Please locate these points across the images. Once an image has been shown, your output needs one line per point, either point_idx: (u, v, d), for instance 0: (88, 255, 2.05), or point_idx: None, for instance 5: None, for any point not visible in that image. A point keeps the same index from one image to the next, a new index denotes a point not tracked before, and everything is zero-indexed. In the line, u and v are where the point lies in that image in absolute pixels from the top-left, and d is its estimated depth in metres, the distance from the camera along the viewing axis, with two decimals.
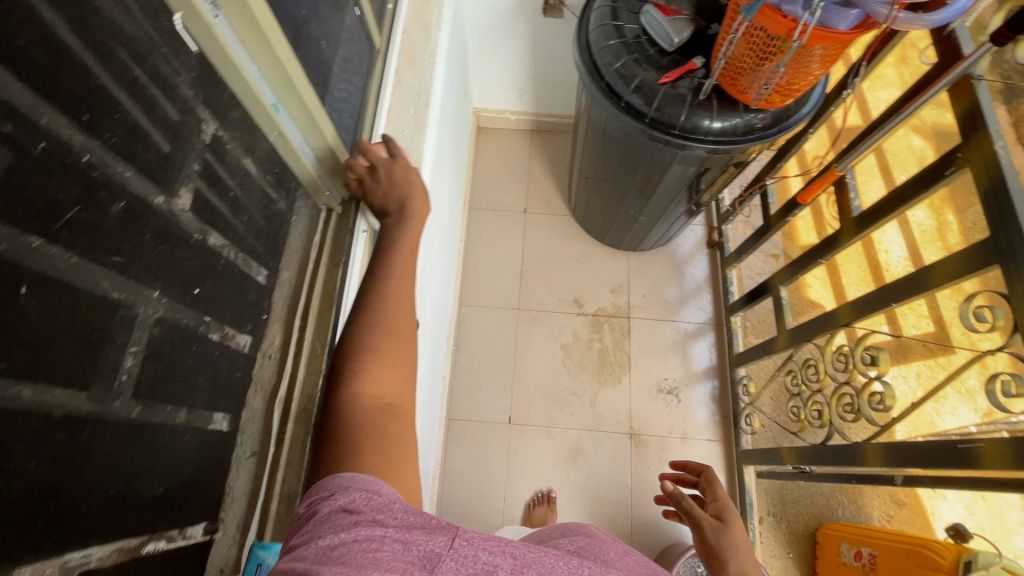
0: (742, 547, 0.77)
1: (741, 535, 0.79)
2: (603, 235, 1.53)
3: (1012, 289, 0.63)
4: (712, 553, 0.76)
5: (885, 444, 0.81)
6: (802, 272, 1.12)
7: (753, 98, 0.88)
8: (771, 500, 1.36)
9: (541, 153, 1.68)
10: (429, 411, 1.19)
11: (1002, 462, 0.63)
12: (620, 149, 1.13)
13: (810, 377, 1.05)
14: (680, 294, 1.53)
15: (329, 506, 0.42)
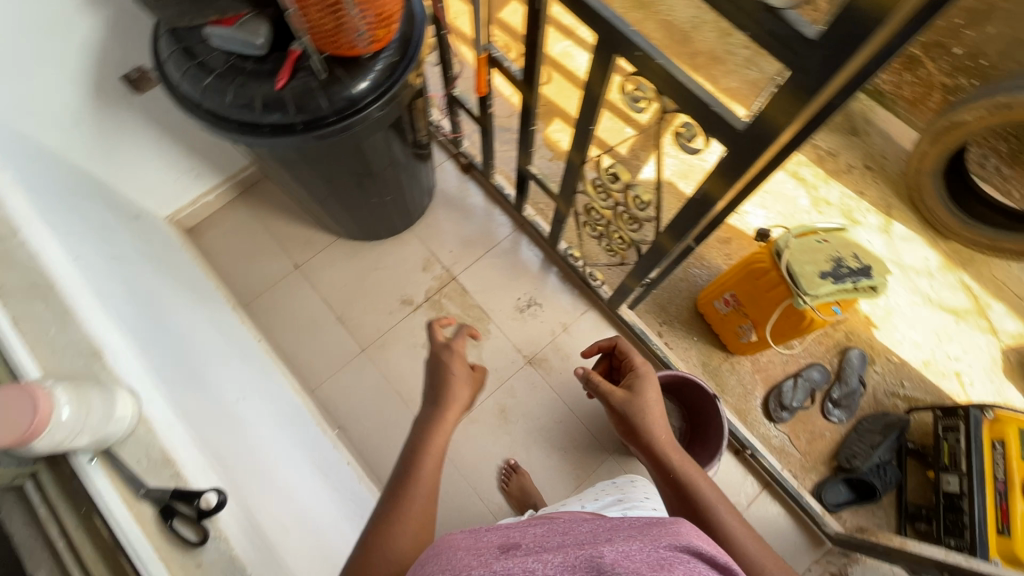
0: (652, 413, 0.89)
1: (651, 401, 0.90)
2: (376, 231, 1.47)
3: (633, 62, 0.71)
4: (632, 430, 0.89)
5: (667, 229, 0.91)
6: (531, 146, 1.16)
7: (364, 46, 0.86)
8: (655, 314, 1.51)
9: (267, 206, 1.54)
10: (351, 508, 1.12)
11: (724, 189, 0.73)
12: (308, 160, 1.06)
13: (597, 217, 1.13)
14: (476, 226, 1.55)
15: None
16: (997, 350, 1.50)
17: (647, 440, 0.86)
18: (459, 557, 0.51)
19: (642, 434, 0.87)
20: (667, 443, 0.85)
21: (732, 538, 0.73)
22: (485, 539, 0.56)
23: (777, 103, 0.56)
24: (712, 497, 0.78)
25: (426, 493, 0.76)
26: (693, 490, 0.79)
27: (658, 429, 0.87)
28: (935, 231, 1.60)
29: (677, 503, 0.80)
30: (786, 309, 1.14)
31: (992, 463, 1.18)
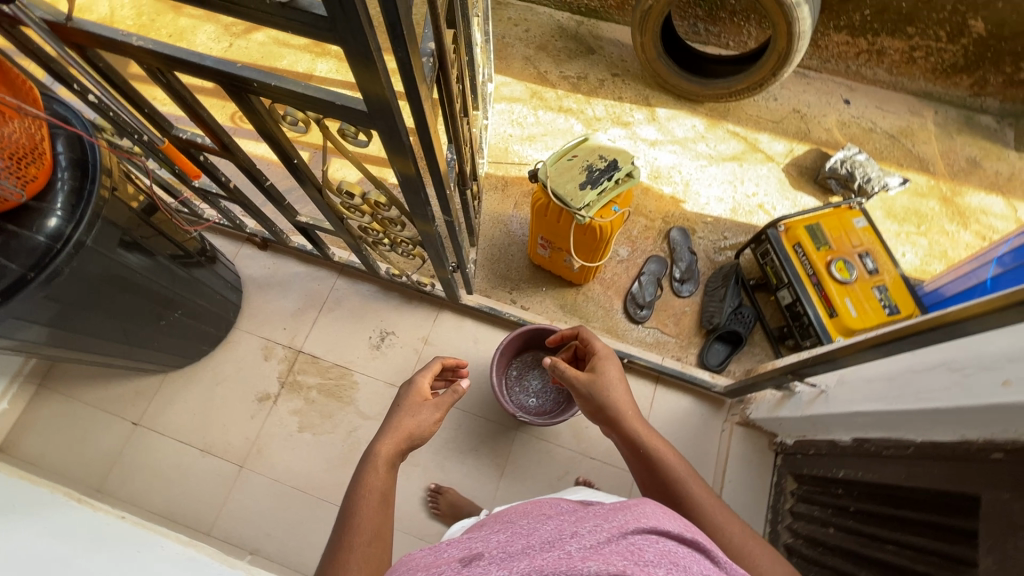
0: (616, 392, 0.91)
1: (614, 379, 0.93)
2: (196, 348, 1.39)
3: (264, 96, 0.72)
4: (601, 408, 0.91)
5: (414, 217, 0.94)
6: (281, 198, 1.15)
7: (20, 194, 0.81)
8: (500, 286, 1.54)
9: (75, 382, 1.41)
10: None
11: (409, 166, 0.76)
12: (54, 321, 0.98)
13: (374, 233, 1.12)
14: (299, 293, 1.51)
15: None
16: (780, 171, 1.70)
17: (618, 420, 0.87)
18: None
19: (611, 416, 0.89)
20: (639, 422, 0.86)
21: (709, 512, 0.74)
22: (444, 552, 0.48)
23: (361, 80, 0.59)
24: (684, 472, 0.78)
25: (369, 528, 0.71)
26: (664, 462, 0.80)
27: (625, 408, 0.88)
28: (691, 101, 1.77)
29: (652, 487, 0.80)
30: (578, 228, 1.21)
31: (801, 265, 1.33)
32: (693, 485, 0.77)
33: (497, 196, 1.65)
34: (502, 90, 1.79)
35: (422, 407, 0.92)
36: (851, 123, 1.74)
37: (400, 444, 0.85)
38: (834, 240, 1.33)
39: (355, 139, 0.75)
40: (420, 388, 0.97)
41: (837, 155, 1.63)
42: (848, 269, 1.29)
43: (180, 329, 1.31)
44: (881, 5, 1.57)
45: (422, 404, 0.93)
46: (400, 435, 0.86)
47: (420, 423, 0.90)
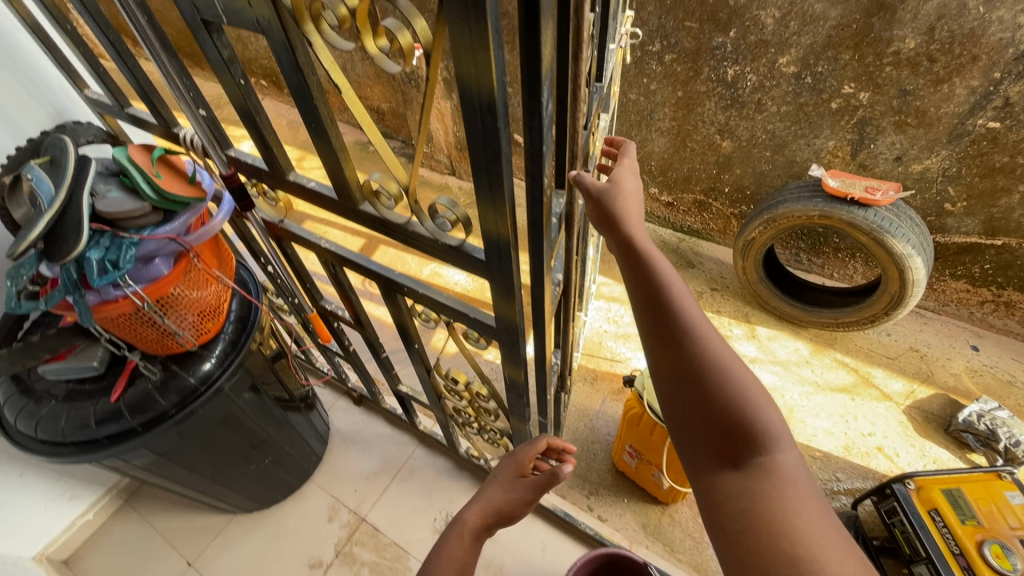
0: (628, 207, 0.65)
1: (630, 192, 0.66)
2: (270, 495, 1.41)
3: (408, 297, 0.84)
4: (601, 215, 0.65)
5: (510, 414, 0.96)
6: (391, 369, 1.25)
7: (191, 341, 0.95)
8: (578, 486, 1.45)
9: (156, 505, 1.46)
10: None
11: (520, 374, 0.80)
12: (169, 452, 1.07)
13: (466, 416, 1.15)
14: (378, 454, 1.53)
15: None
16: (901, 412, 1.54)
17: (648, 280, 0.61)
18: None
19: (638, 261, 0.61)
20: (684, 296, 0.59)
21: (752, 434, 0.51)
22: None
23: (498, 307, 0.67)
24: (734, 377, 0.54)
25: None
26: (696, 344, 0.56)
27: (666, 271, 0.60)
28: (793, 324, 1.76)
29: (671, 386, 0.57)
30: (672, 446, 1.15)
31: (942, 539, 1.12)
32: (746, 397, 0.53)
33: (586, 389, 1.65)
34: (603, 289, 1.91)
35: (519, 483, 0.84)
36: (983, 372, 1.60)
37: (486, 519, 0.79)
38: (982, 515, 1.12)
39: (475, 342, 0.83)
40: (516, 466, 0.87)
41: (971, 406, 1.47)
42: (1010, 557, 1.04)
43: (264, 473, 1.35)
44: (1004, 261, 1.52)
45: (515, 483, 0.84)
46: (484, 512, 0.79)
47: (509, 502, 0.81)
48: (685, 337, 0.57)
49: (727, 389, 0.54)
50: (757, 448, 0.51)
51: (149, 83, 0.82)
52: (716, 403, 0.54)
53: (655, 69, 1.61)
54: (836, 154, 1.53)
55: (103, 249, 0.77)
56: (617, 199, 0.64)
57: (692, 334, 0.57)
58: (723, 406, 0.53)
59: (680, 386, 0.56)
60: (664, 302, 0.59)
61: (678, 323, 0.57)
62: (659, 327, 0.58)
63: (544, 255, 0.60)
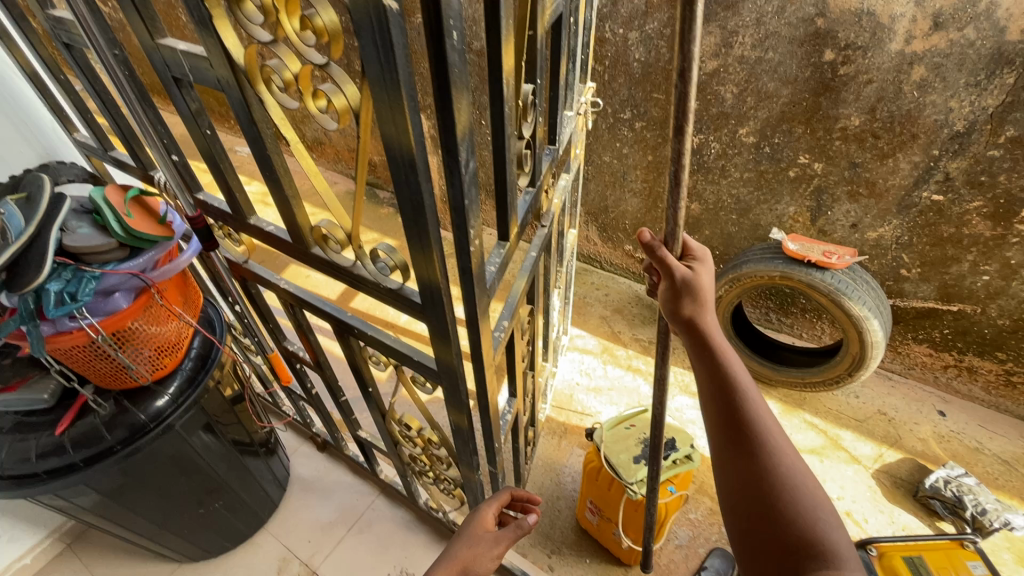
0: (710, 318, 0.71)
1: (712, 296, 0.70)
2: (219, 542, 1.36)
3: (360, 339, 0.86)
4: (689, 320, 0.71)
5: (460, 462, 0.96)
6: (351, 413, 1.24)
7: (145, 376, 0.95)
8: (540, 544, 1.41)
9: (98, 550, 1.40)
10: None
11: (464, 419, 0.81)
12: (111, 491, 1.04)
13: (421, 464, 1.14)
14: (336, 503, 1.49)
15: None
16: (869, 476, 1.53)
17: (718, 376, 0.70)
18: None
19: (710, 352, 0.71)
20: (757, 401, 0.68)
21: (821, 547, 0.55)
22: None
23: (437, 350, 0.69)
24: (801, 486, 0.61)
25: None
26: (769, 450, 0.64)
27: (736, 371, 0.70)
28: (762, 383, 1.77)
29: (739, 487, 0.64)
30: (628, 501, 1.14)
31: None
32: (812, 511, 0.58)
33: (553, 442, 1.63)
34: (577, 342, 1.93)
35: (482, 540, 0.82)
36: (950, 437, 1.60)
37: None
38: None
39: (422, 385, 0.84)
40: (482, 517, 0.87)
41: (937, 471, 1.46)
42: None
43: (214, 519, 1.30)
44: (961, 327, 1.56)
45: (483, 533, 0.83)
46: (454, 564, 0.77)
47: (477, 555, 0.79)
48: (753, 439, 0.65)
49: (788, 494, 0.60)
50: (821, 558, 0.55)
51: (131, 130, 0.87)
52: (783, 512, 0.59)
53: (627, 135, 1.71)
54: (797, 220, 1.60)
55: (63, 281, 0.79)
56: (699, 304, 0.70)
57: (762, 437, 0.65)
58: (790, 515, 0.59)
59: (749, 483, 0.63)
60: (735, 401, 0.68)
61: (746, 422, 0.66)
62: (731, 428, 0.67)
63: (479, 302, 0.63)
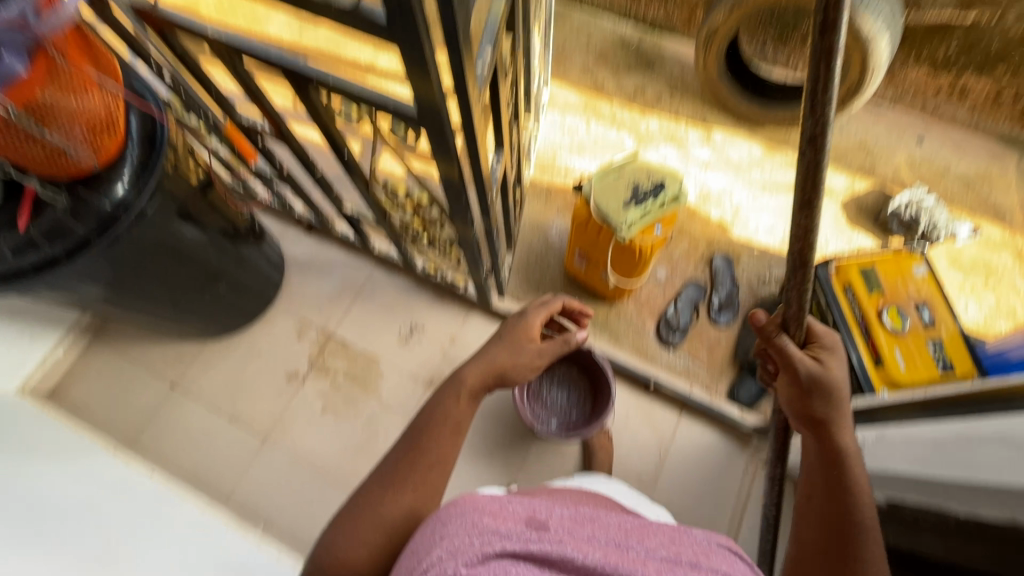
0: (840, 404, 0.81)
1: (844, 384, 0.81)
2: (237, 320, 1.45)
3: (323, 90, 0.75)
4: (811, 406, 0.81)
5: (454, 219, 0.95)
6: (331, 188, 1.19)
7: (91, 160, 0.86)
8: (533, 294, 1.54)
9: (125, 338, 1.49)
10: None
11: (453, 170, 0.77)
12: (110, 282, 1.04)
13: (413, 229, 1.15)
14: (336, 279, 1.56)
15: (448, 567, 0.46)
16: (838, 206, 1.62)
17: (830, 457, 0.80)
18: (483, 527, 0.49)
19: (821, 435, 0.81)
20: (862, 482, 0.79)
21: None
22: (501, 507, 0.53)
23: (416, 86, 0.60)
24: (872, 538, 0.75)
25: (443, 449, 0.84)
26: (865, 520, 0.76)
27: (850, 445, 0.81)
28: (749, 125, 1.72)
29: (817, 534, 0.78)
30: (616, 244, 1.20)
31: (849, 308, 1.27)
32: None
33: (538, 203, 1.64)
34: (557, 98, 1.78)
35: (523, 348, 1.00)
36: (923, 163, 1.64)
37: (488, 375, 0.95)
38: (888, 287, 1.27)
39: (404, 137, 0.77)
40: (526, 324, 1.03)
41: (902, 195, 1.55)
42: (901, 318, 1.23)
43: (225, 301, 1.36)
44: (969, 40, 1.45)
45: (523, 339, 1.01)
46: (493, 366, 0.96)
47: (513, 362, 0.98)
48: (851, 510, 0.77)
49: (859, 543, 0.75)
50: None
51: None
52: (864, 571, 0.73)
53: None
54: None
55: None
56: (830, 387, 0.80)
57: (858, 523, 0.76)
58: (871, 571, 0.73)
59: (838, 544, 0.76)
60: (839, 476, 0.79)
61: (851, 486, 0.78)
62: (831, 491, 0.79)
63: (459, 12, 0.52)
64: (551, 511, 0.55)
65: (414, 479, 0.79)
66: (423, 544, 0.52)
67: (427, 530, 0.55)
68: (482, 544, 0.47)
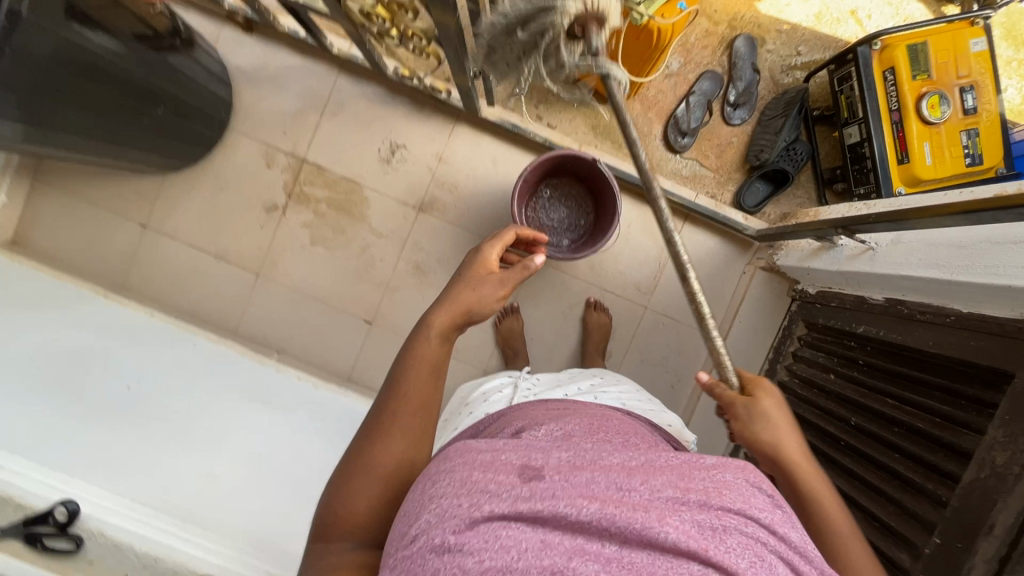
0: (787, 435, 0.69)
1: (783, 419, 0.70)
2: (193, 150, 1.27)
3: None
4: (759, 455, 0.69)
5: (433, 5, 0.74)
6: None
7: None
8: (526, 98, 1.34)
9: (71, 177, 1.32)
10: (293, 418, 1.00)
11: None
12: (31, 120, 0.84)
13: (380, 21, 0.92)
14: (295, 92, 1.33)
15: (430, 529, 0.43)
16: None
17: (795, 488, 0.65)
18: (471, 485, 0.44)
19: (785, 473, 0.67)
20: (837, 514, 0.62)
21: None
22: (491, 455, 0.47)
23: None
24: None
25: (421, 384, 0.62)
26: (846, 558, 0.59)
27: (812, 476, 0.65)
28: None
29: None
30: (629, 29, 1.01)
31: (885, 96, 1.14)
32: None
33: None
34: None
35: (486, 280, 0.72)
36: None
37: (456, 317, 0.68)
38: (936, 68, 1.11)
39: None
40: (481, 259, 0.75)
41: None
42: (941, 106, 1.10)
43: (172, 128, 1.16)
44: None
45: (482, 277, 0.73)
46: (459, 309, 0.69)
47: (480, 301, 0.70)
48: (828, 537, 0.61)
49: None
50: None
51: None
52: None
53: None
54: None
55: None
56: (768, 428, 0.69)
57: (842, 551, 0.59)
58: None
59: None
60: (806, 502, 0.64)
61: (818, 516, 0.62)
62: None
63: None
64: (545, 454, 0.48)
65: (393, 425, 0.59)
66: (408, 497, 0.47)
67: (415, 480, 0.49)
68: (470, 508, 0.42)
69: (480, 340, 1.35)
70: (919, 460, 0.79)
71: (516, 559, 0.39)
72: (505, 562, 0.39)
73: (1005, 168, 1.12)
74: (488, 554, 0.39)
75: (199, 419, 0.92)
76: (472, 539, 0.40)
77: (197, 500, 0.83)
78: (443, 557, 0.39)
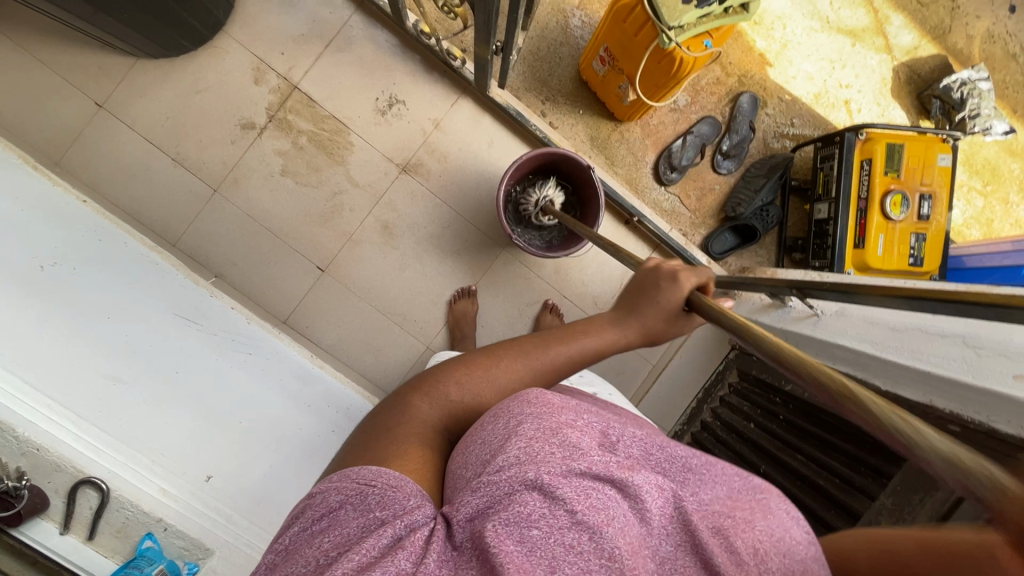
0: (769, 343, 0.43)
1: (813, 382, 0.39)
2: (179, 42, 1.18)
3: None
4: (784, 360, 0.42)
5: None
6: None
7: None
8: (535, 91, 1.35)
9: (28, 28, 1.19)
10: (225, 341, 0.95)
11: None
12: None
13: None
14: (305, 14, 1.26)
15: (507, 458, 0.39)
16: (889, 70, 1.44)
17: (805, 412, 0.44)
18: (562, 437, 0.40)
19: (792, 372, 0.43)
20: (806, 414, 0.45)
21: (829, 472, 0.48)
22: (574, 414, 0.44)
23: None
24: None
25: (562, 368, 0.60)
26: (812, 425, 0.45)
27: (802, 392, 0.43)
28: None
29: None
30: (654, 49, 1.04)
31: (858, 183, 1.23)
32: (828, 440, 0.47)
33: None
34: None
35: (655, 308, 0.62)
36: (998, 39, 1.47)
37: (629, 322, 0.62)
38: (905, 170, 1.21)
39: None
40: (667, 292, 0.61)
41: (961, 73, 1.39)
42: (902, 206, 1.19)
43: (167, 13, 1.07)
44: None
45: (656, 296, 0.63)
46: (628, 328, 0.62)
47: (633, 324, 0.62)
48: None
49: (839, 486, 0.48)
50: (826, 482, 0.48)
51: None
52: None
53: None
54: None
55: None
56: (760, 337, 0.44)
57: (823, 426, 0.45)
58: None
59: None
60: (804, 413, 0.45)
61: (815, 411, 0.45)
62: None
63: None
64: (624, 427, 0.46)
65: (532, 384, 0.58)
66: (489, 431, 0.43)
67: (494, 411, 0.46)
68: (565, 456, 0.39)
69: (426, 315, 1.33)
70: (814, 515, 0.86)
71: (607, 523, 0.36)
72: (596, 522, 0.36)
73: (938, 276, 1.23)
74: (582, 508, 0.36)
75: (114, 319, 0.84)
76: (564, 488, 0.37)
77: (100, 406, 0.77)
78: (534, 496, 0.37)
